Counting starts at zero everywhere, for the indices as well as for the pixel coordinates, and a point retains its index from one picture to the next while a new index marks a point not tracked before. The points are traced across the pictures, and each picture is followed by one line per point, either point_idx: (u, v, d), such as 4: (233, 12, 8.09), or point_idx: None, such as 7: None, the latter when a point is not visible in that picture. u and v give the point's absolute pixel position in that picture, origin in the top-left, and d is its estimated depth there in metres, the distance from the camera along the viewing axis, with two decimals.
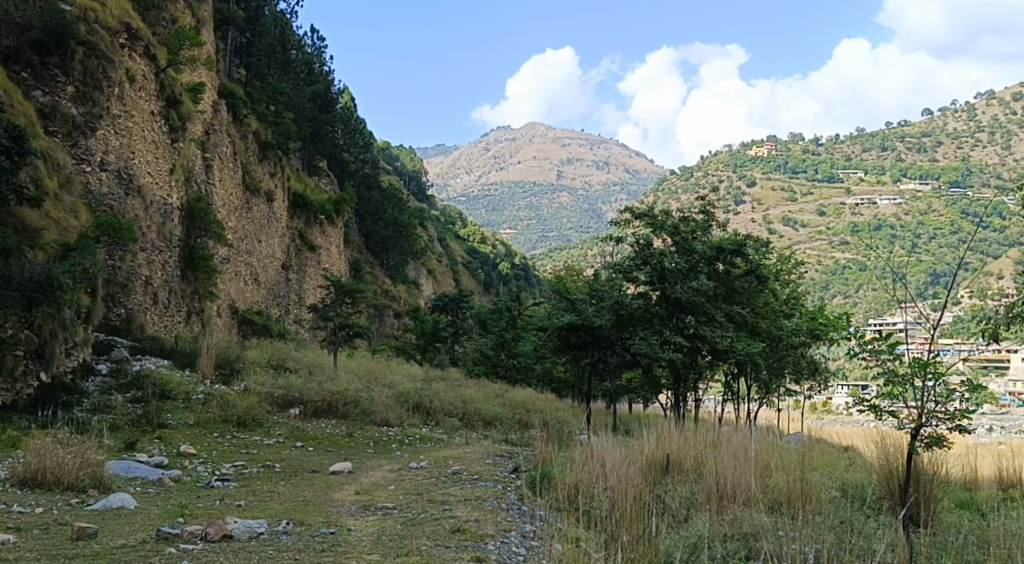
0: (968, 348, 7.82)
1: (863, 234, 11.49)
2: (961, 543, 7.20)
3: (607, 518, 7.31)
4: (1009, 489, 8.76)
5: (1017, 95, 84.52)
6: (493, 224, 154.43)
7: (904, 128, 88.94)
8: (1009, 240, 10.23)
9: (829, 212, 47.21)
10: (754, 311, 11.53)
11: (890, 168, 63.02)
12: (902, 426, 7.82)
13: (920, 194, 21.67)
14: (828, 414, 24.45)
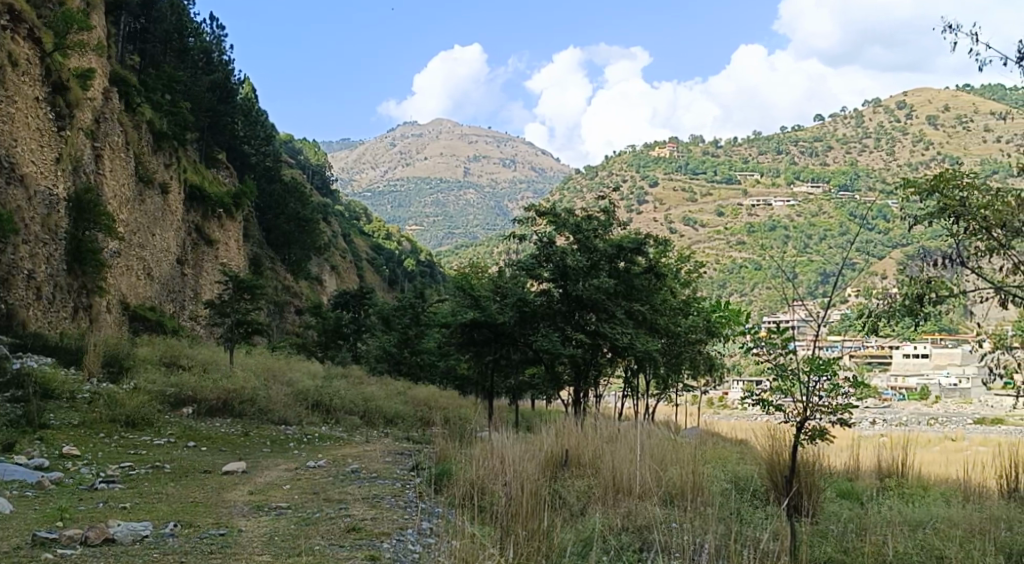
0: (855, 345, 7.94)
1: (758, 234, 11.85)
2: (840, 532, 7.53)
3: (503, 513, 7.37)
4: (887, 478, 9.18)
5: (902, 103, 88.98)
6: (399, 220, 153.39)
7: (798, 132, 92.40)
8: (890, 242, 10.70)
9: (726, 213, 48.78)
10: (653, 308, 11.79)
11: (784, 171, 65.47)
12: (787, 420, 8.12)
13: (808, 197, 22.56)
14: (722, 408, 25.31)
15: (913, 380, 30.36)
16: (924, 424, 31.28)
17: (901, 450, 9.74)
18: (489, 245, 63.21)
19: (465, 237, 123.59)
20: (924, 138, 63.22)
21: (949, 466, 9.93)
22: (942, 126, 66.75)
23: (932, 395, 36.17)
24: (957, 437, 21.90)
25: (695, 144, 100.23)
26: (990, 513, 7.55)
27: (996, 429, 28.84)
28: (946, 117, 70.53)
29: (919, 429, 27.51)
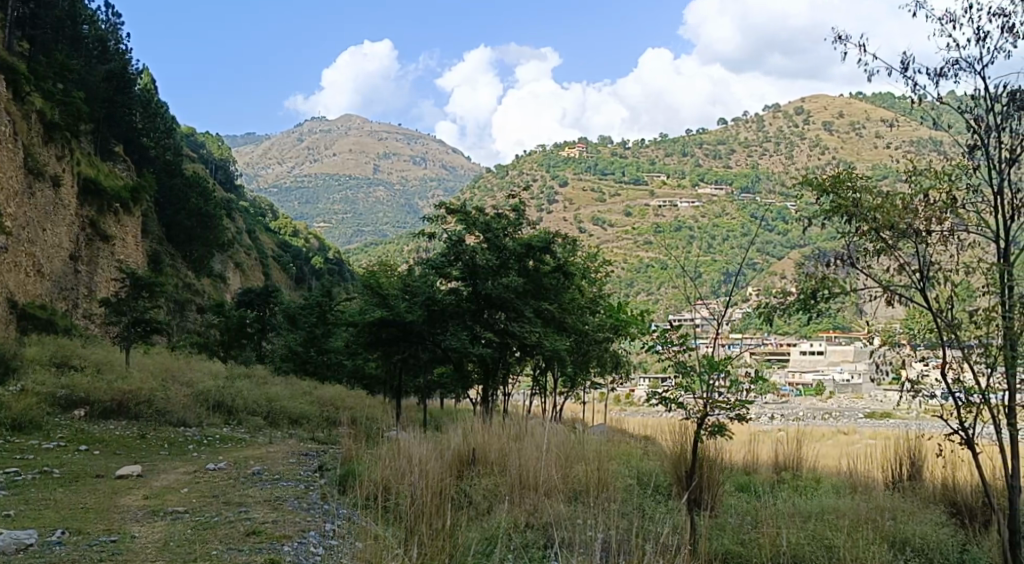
0: (754, 344, 8.34)
1: (665, 234, 12.08)
2: (737, 525, 7.76)
3: (407, 513, 7.32)
4: (782, 471, 9.51)
5: (801, 108, 92.27)
6: (308, 216, 150.74)
7: (703, 134, 94.77)
8: (788, 243, 11.07)
9: (634, 213, 49.67)
10: (560, 307, 11.88)
11: (690, 173, 67.05)
12: (689, 416, 8.32)
13: (709, 198, 23.19)
14: (628, 404, 25.76)
15: (806, 376, 31.59)
16: (817, 418, 32.55)
17: (796, 444, 10.10)
18: (399, 244, 62.82)
19: (375, 235, 122.38)
20: (820, 143, 65.74)
21: (841, 458, 10.35)
22: (838, 131, 69.55)
23: (825, 390, 37.66)
24: (847, 429, 22.90)
25: (604, 145, 101.73)
26: (877, 503, 7.89)
27: (883, 421, 30.25)
28: (841, 123, 73.50)
29: (814, 423, 28.61)
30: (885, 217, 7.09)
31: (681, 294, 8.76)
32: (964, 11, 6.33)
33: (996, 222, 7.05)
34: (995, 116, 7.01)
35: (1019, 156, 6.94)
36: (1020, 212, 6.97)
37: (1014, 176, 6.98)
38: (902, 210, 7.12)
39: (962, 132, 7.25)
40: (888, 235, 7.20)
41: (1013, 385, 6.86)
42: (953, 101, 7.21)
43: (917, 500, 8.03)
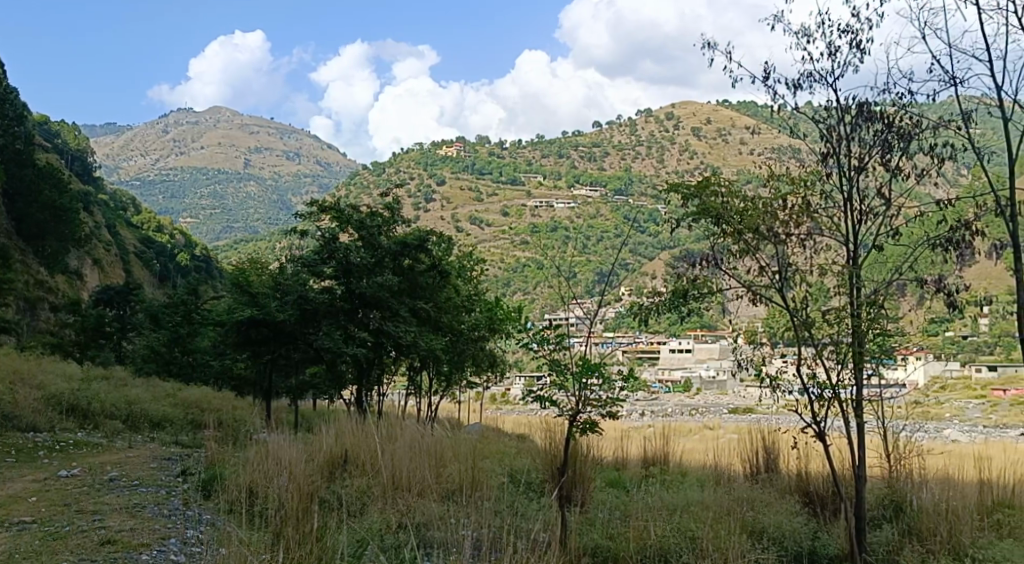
0: (628, 343, 8.82)
1: (542, 234, 12.23)
2: (606, 519, 7.92)
3: (275, 517, 7.11)
4: (651, 466, 9.78)
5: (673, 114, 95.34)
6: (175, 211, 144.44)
7: (580, 137, 96.47)
8: (657, 245, 11.39)
9: (511, 212, 49.99)
10: (436, 306, 11.86)
11: (566, 175, 68.09)
12: (561, 413, 8.43)
13: (584, 199, 23.62)
14: (505, 403, 25.94)
15: (673, 373, 32.62)
16: (682, 414, 33.65)
17: (663, 440, 10.41)
18: (269, 240, 61.13)
19: (246, 231, 118.54)
20: (690, 148, 68.06)
21: (706, 453, 10.73)
22: (706, 137, 72.27)
23: (692, 386, 39.00)
24: (710, 425, 23.79)
25: (482, 144, 102.08)
26: (737, 495, 8.21)
27: (744, 416, 31.59)
28: (710, 129, 76.36)
29: (682, 419, 29.54)
30: (749, 220, 7.38)
31: (559, 293, 8.88)
32: (816, 26, 6.69)
33: (846, 227, 7.48)
34: (845, 126, 7.40)
35: (866, 165, 7.38)
36: (868, 218, 7.43)
37: (862, 184, 7.44)
38: (763, 214, 7.42)
39: (815, 140, 7.61)
40: (750, 237, 7.47)
41: (860, 380, 7.30)
42: (808, 110, 7.60)
43: (773, 490, 8.41)
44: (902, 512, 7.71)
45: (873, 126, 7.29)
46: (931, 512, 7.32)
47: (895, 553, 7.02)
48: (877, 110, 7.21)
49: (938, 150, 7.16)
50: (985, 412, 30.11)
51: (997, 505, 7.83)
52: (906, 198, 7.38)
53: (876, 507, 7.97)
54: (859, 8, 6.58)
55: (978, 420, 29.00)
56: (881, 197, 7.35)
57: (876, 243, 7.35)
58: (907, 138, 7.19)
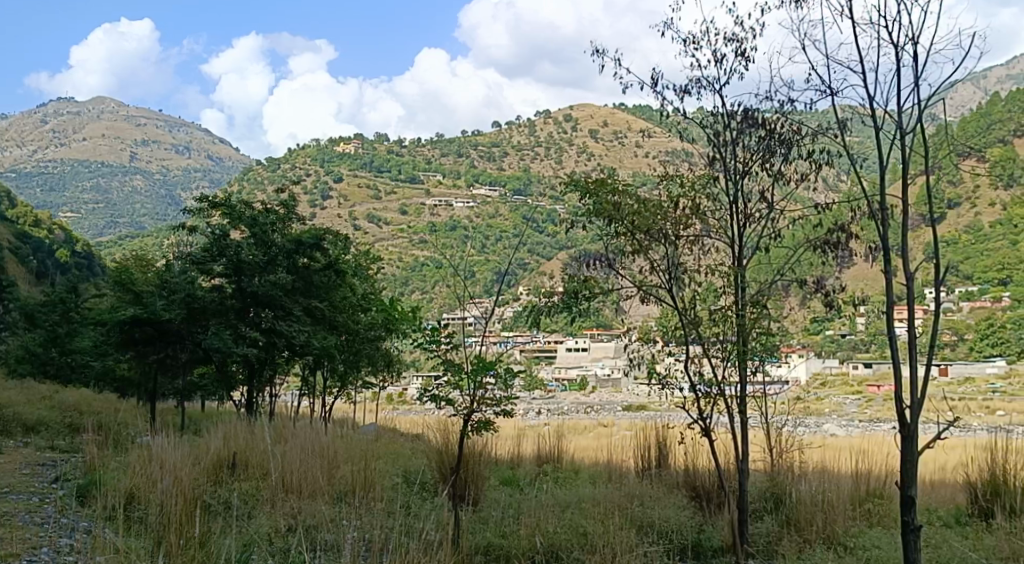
0: (525, 341, 8.79)
1: (440, 234, 12.19)
2: (499, 517, 7.94)
3: (158, 522, 6.87)
4: (544, 464, 9.87)
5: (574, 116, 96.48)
6: (56, 204, 137.65)
7: (482, 136, 96.58)
8: (554, 244, 11.50)
9: (410, 211, 49.59)
10: (331, 305, 11.67)
11: (467, 174, 68.03)
12: (455, 413, 8.40)
13: (482, 199, 23.64)
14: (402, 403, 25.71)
15: (569, 371, 33.01)
16: (578, 412, 34.07)
17: (557, 439, 10.52)
18: (158, 236, 58.89)
19: (133, 227, 113.96)
20: (589, 150, 69.02)
21: (598, 451, 10.90)
22: (604, 139, 73.43)
23: (588, 385, 39.56)
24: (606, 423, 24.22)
25: (383, 142, 100.95)
26: (627, 490, 8.37)
27: (638, 413, 32.21)
28: (610, 131, 77.64)
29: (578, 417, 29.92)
30: (641, 222, 7.51)
31: (455, 293, 8.85)
32: (704, 34, 6.88)
33: (731, 228, 7.72)
34: (730, 132, 7.64)
35: (750, 169, 7.64)
36: (751, 219, 7.70)
37: (746, 187, 7.72)
38: (654, 216, 7.56)
39: (703, 145, 7.84)
40: (640, 239, 7.62)
41: (744, 377, 7.54)
42: (696, 116, 7.81)
43: (662, 486, 8.59)
44: (782, 504, 8.02)
45: (757, 132, 7.55)
46: (808, 503, 7.62)
47: (775, 544, 7.29)
48: (760, 117, 7.45)
49: (816, 156, 7.37)
50: (861, 407, 31.54)
51: (869, 495, 8.24)
52: (787, 201, 7.73)
53: (758, 500, 8.25)
54: (743, 18, 6.80)
55: (855, 414, 30.37)
56: (763, 200, 7.66)
57: (760, 244, 7.64)
58: (788, 145, 7.46)
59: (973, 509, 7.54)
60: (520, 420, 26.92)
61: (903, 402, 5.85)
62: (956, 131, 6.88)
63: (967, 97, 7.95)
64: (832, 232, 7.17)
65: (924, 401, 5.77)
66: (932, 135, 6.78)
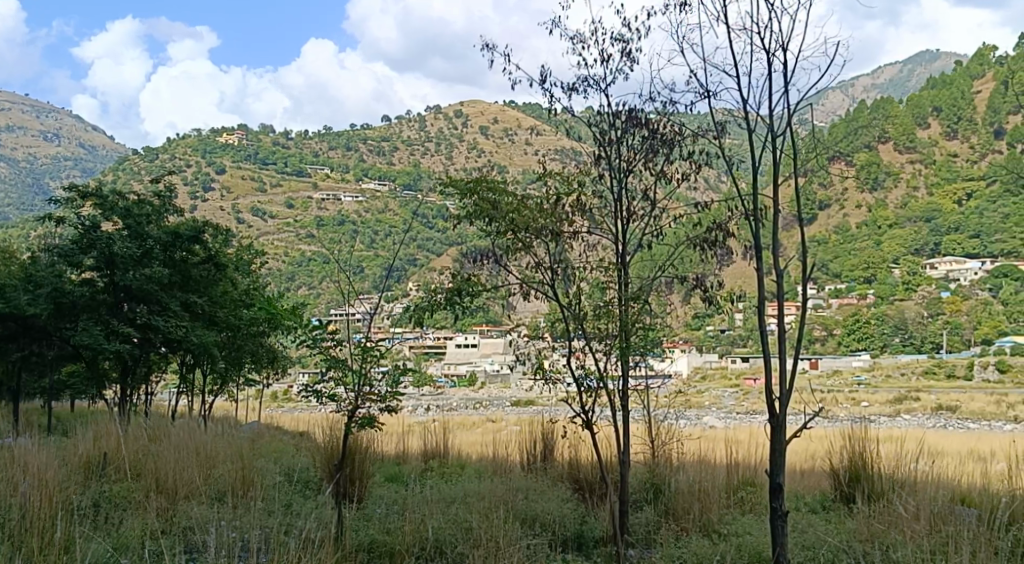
0: (412, 338, 8.70)
1: (327, 229, 11.96)
2: (382, 514, 7.87)
3: (18, 528, 6.50)
4: (430, 460, 9.84)
5: (465, 112, 96.34)
6: None
7: (372, 130, 95.12)
8: (443, 240, 11.44)
9: (292, 203, 48.15)
10: (211, 300, 11.30)
11: (355, 167, 66.87)
12: (339, 409, 8.23)
13: (369, 192, 23.30)
14: (283, 401, 25.05)
15: (457, 367, 33.01)
16: (467, 408, 34.13)
17: (442, 434, 10.50)
18: (20, 225, 55.41)
19: None
20: (478, 146, 68.92)
21: (484, 446, 10.94)
22: (493, 135, 73.50)
23: (477, 381, 39.67)
24: (491, 418, 24.34)
25: (269, 134, 98.34)
26: (512, 484, 8.42)
27: (525, 409, 32.40)
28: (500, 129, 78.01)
29: (464, 413, 29.85)
30: (523, 217, 7.49)
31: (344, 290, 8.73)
32: (591, 33, 7.00)
33: (615, 225, 7.88)
34: (615, 131, 7.79)
35: (634, 168, 7.82)
36: (635, 217, 7.87)
37: (630, 185, 7.88)
38: (540, 212, 7.54)
39: (589, 143, 7.97)
40: (524, 235, 7.58)
41: (627, 372, 7.62)
42: (584, 115, 7.94)
43: (546, 479, 8.70)
44: (661, 494, 8.24)
45: (640, 132, 7.72)
46: (686, 493, 7.85)
47: (654, 533, 7.49)
48: (644, 117, 7.63)
49: (696, 156, 7.60)
50: (739, 399, 32.68)
51: (742, 484, 8.57)
52: (669, 200, 7.94)
53: (638, 491, 8.44)
54: (628, 19, 6.95)
55: (732, 407, 31.44)
56: (646, 198, 7.85)
57: (642, 241, 7.82)
58: (670, 145, 7.66)
59: (837, 495, 7.95)
60: (407, 417, 26.64)
61: (774, 393, 6.08)
62: (824, 137, 7.23)
63: (834, 104, 8.37)
64: (711, 230, 7.38)
65: (791, 392, 6.02)
66: (803, 138, 7.10)
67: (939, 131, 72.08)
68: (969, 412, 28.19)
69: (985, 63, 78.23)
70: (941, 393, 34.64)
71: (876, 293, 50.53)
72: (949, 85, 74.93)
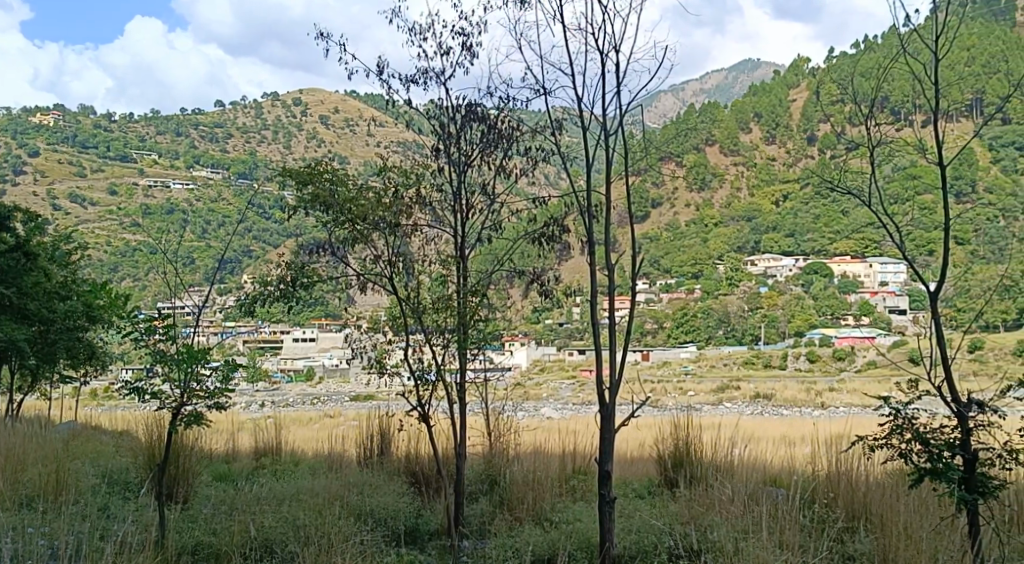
0: (246, 332, 8.39)
1: (154, 218, 11.38)
2: (208, 514, 7.56)
3: None
4: (262, 457, 9.56)
5: (304, 100, 93.91)
6: None
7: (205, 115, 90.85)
8: (280, 231, 11.13)
9: (110, 188, 45.09)
10: (20, 292, 10.48)
11: (184, 153, 63.61)
12: (162, 406, 7.77)
13: (198, 180, 22.26)
14: (100, 399, 23.49)
15: (293, 363, 32.10)
16: (302, 404, 33.24)
17: (275, 430, 10.21)
18: None
19: None
20: (316, 136, 67.25)
21: (320, 442, 10.72)
22: (332, 124, 71.98)
23: (315, 375, 38.72)
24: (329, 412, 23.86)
25: (90, 115, 92.01)
26: (347, 479, 8.29)
27: (364, 402, 31.95)
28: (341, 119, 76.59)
29: (299, 409, 29.05)
30: (358, 209, 7.28)
31: (172, 283, 8.33)
32: (430, 25, 6.98)
33: (454, 219, 7.89)
34: (454, 124, 7.81)
35: (473, 162, 7.86)
36: (474, 211, 7.95)
37: (469, 179, 7.93)
38: (376, 204, 7.36)
39: (429, 136, 7.96)
40: (360, 226, 7.38)
41: (464, 366, 7.64)
42: (425, 108, 7.92)
43: (382, 473, 8.64)
44: (496, 485, 8.35)
45: (479, 127, 7.78)
46: (520, 483, 8.00)
47: (487, 523, 7.60)
48: (483, 111, 7.69)
49: (534, 152, 7.73)
50: (575, 391, 33.65)
51: (574, 472, 8.84)
52: (508, 194, 8.04)
53: (474, 482, 8.53)
54: (467, 13, 6.98)
55: (568, 398, 32.29)
56: (485, 193, 7.94)
57: (482, 236, 7.90)
58: (509, 141, 7.76)
59: (661, 480, 8.32)
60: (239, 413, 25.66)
61: (604, 383, 6.26)
62: (656, 137, 7.51)
63: (668, 107, 8.78)
64: (548, 225, 7.55)
65: (621, 382, 6.21)
66: (636, 139, 7.34)
67: (760, 136, 77.10)
68: (783, 399, 30.30)
69: (799, 73, 84.12)
70: (759, 382, 36.99)
71: (703, 288, 53.30)
72: (769, 93, 80.00)
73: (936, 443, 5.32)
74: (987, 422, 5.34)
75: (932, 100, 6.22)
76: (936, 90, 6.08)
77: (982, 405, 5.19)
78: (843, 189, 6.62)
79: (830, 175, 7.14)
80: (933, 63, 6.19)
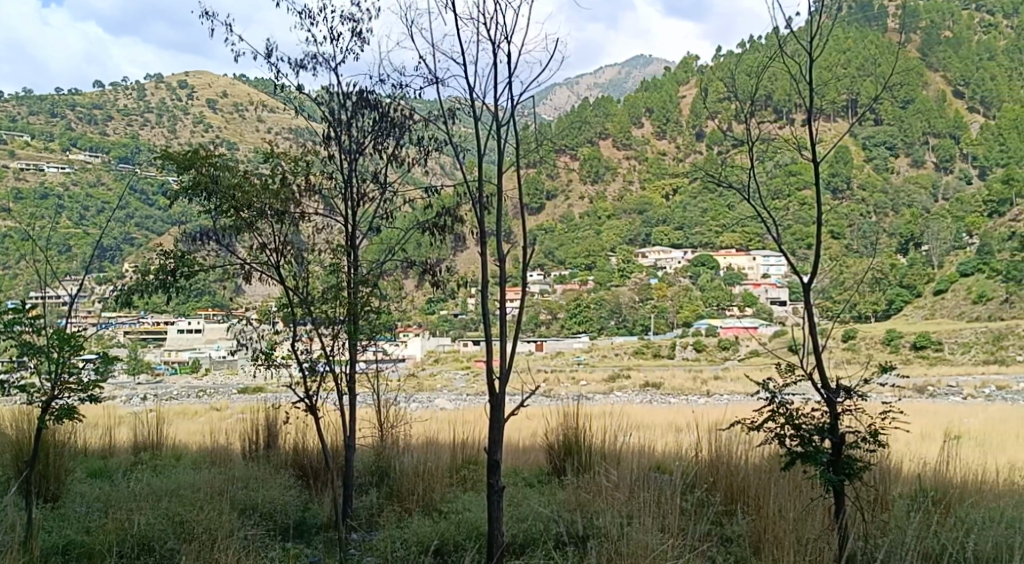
0: (125, 322, 8.02)
1: (26, 203, 10.80)
2: (81, 512, 7.23)
3: None
4: (141, 452, 9.20)
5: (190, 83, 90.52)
6: None
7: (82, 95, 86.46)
8: (164, 218, 10.72)
9: None
10: None
11: (58, 135, 60.38)
12: (31, 401, 7.29)
13: (72, 163, 21.22)
14: None
15: (177, 354, 31.00)
16: (188, 396, 32.20)
17: (156, 424, 9.84)
18: None
19: None
20: (202, 120, 64.97)
21: (204, 435, 10.40)
22: (219, 109, 69.73)
23: (201, 367, 37.54)
24: (212, 408, 21.92)
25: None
26: (231, 474, 8.06)
27: (252, 395, 31.18)
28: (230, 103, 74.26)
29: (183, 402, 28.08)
30: (241, 195, 6.90)
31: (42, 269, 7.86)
32: (319, 9, 6.85)
33: (345, 207, 7.74)
34: (346, 112, 7.69)
35: (365, 150, 7.77)
36: (366, 199, 7.82)
37: (361, 167, 7.83)
38: (261, 190, 7.03)
39: (320, 122, 7.82)
40: (244, 213, 6.99)
41: (356, 356, 7.49)
42: (316, 94, 7.78)
43: (268, 467, 8.44)
44: (386, 476, 8.27)
45: (371, 115, 7.68)
46: (410, 475, 7.94)
47: (376, 515, 7.53)
48: (375, 99, 7.59)
49: (427, 141, 7.66)
50: (470, 381, 33.70)
51: (465, 463, 8.84)
52: (402, 182, 7.97)
53: (364, 474, 8.42)
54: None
55: (462, 388, 32.33)
56: (377, 180, 7.83)
57: (373, 225, 7.79)
58: (401, 129, 7.67)
59: (551, 468, 8.42)
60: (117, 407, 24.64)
61: (494, 372, 6.26)
62: (549, 129, 7.53)
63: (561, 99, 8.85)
64: (440, 215, 7.46)
65: (510, 371, 6.22)
66: (530, 129, 7.35)
67: (651, 130, 78.84)
68: (671, 387, 31.14)
69: (688, 70, 86.34)
70: (650, 371, 37.93)
71: (596, 279, 54.23)
72: (659, 89, 81.86)
73: (807, 428, 5.54)
74: (854, 408, 5.57)
75: (809, 99, 6.44)
76: (812, 90, 6.30)
77: (849, 391, 5.40)
78: (728, 184, 6.79)
79: (715, 169, 7.33)
80: (808, 64, 6.43)
